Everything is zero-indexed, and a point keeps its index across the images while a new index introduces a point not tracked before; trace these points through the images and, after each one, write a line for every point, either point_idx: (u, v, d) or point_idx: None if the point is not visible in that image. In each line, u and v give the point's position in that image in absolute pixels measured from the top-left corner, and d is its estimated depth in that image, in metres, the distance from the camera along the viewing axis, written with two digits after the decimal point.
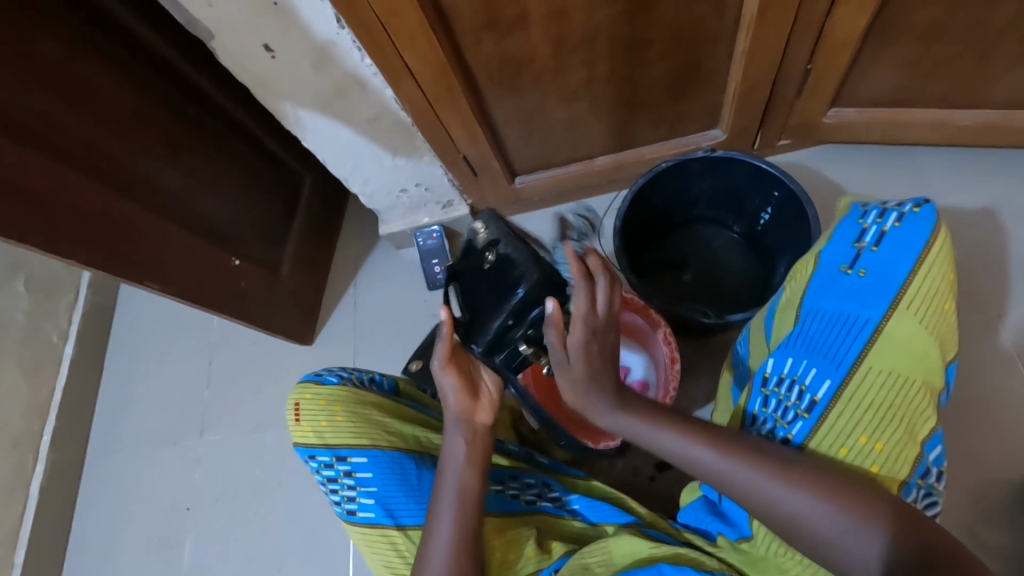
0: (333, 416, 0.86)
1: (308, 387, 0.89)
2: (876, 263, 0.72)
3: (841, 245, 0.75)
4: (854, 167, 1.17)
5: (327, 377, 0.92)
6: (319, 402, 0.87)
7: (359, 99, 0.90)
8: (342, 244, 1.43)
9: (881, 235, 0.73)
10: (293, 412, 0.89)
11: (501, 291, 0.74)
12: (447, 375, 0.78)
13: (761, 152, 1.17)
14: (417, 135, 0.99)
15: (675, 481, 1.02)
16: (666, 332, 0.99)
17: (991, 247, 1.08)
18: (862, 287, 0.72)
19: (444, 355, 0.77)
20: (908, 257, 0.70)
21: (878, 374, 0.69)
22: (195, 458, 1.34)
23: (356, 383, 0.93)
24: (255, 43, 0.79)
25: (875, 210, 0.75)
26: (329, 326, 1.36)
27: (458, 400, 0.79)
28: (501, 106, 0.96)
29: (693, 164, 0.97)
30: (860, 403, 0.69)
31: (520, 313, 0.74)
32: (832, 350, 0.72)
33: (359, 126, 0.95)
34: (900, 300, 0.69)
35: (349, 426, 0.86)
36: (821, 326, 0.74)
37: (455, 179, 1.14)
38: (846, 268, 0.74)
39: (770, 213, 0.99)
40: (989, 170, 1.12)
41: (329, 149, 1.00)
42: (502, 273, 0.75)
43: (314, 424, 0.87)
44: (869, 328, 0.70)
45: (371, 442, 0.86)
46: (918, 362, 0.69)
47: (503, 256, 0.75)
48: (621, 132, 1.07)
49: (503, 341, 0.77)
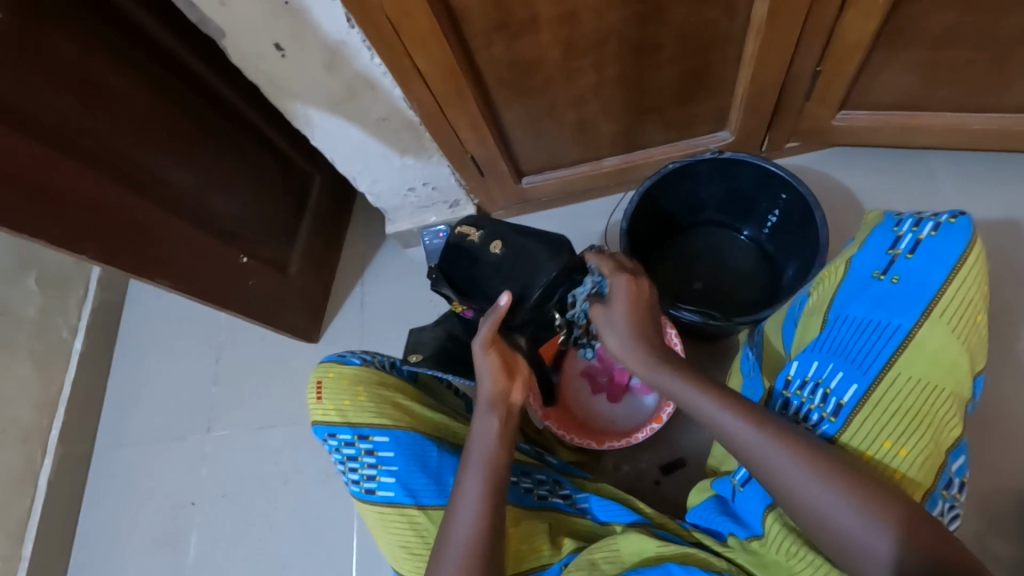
0: (357, 395, 0.89)
1: (332, 367, 0.92)
2: (910, 270, 0.73)
3: (875, 252, 0.76)
4: (864, 171, 1.16)
5: (350, 358, 0.95)
6: (343, 382, 0.90)
7: (369, 100, 0.90)
8: (349, 243, 1.43)
9: (917, 243, 0.73)
10: (315, 390, 0.91)
11: (523, 275, 0.95)
12: (488, 356, 0.81)
13: (769, 155, 1.17)
14: (425, 135, 1.00)
15: (680, 484, 1.01)
16: (672, 332, 0.97)
17: (1001, 253, 1.07)
18: (894, 294, 0.73)
19: (485, 339, 0.81)
20: (943, 265, 0.71)
21: (908, 379, 0.69)
22: (201, 454, 1.35)
23: (379, 366, 0.96)
24: (267, 42, 0.79)
25: (910, 219, 0.76)
26: (335, 325, 1.37)
27: (493, 381, 0.80)
28: (509, 107, 0.96)
29: (703, 166, 0.97)
30: (886, 406, 0.69)
31: (550, 286, 0.94)
32: (859, 353, 0.72)
33: (367, 126, 0.96)
34: (934, 306, 0.70)
35: (372, 405, 0.89)
36: (848, 329, 0.73)
37: (462, 179, 1.14)
38: (879, 274, 0.74)
39: (777, 216, 0.99)
40: (1000, 177, 1.11)
41: (338, 149, 1.01)
42: (516, 259, 0.96)
43: (337, 403, 0.89)
44: (899, 334, 0.70)
45: (393, 421, 0.88)
46: (948, 370, 0.69)
47: (511, 245, 0.97)
48: (629, 134, 1.07)
49: (540, 312, 0.96)
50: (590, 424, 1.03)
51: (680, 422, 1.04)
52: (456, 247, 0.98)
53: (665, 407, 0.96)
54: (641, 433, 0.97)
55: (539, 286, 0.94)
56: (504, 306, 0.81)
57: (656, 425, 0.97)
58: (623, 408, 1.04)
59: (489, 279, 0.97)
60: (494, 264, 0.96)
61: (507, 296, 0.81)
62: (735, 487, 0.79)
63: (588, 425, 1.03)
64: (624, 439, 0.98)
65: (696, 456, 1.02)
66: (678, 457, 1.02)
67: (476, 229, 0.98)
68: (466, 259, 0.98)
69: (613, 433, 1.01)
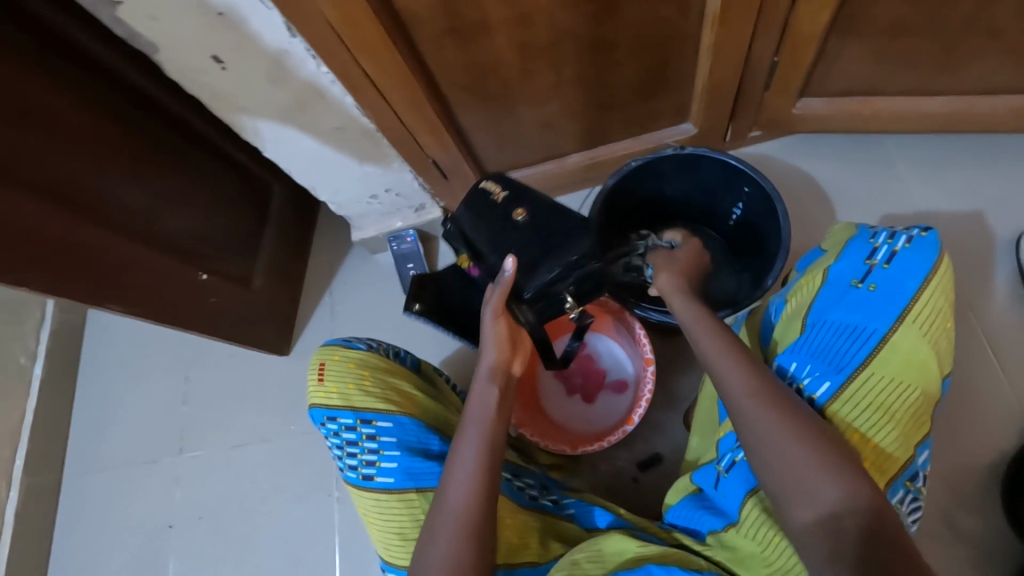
0: (362, 378, 0.84)
1: (337, 349, 0.87)
2: (886, 279, 0.73)
3: (852, 261, 0.76)
4: (825, 157, 1.17)
5: (355, 342, 0.90)
6: (348, 364, 0.85)
7: (322, 110, 0.86)
8: (316, 252, 1.40)
9: (893, 254, 0.74)
10: (316, 372, 0.86)
11: (538, 250, 0.81)
12: (497, 324, 0.80)
13: (732, 145, 1.17)
14: (383, 142, 0.96)
15: (659, 480, 1.02)
16: (640, 333, 1.00)
17: (961, 234, 1.08)
18: (870, 301, 0.73)
19: (497, 306, 0.80)
20: (916, 275, 0.72)
21: (882, 380, 0.70)
22: (175, 475, 1.32)
23: (385, 352, 0.91)
24: (205, 55, 0.76)
25: (885, 231, 0.76)
26: (306, 336, 1.34)
27: (497, 351, 0.81)
28: (466, 109, 0.94)
29: (666, 163, 0.95)
30: (860, 405, 0.70)
31: (567, 268, 0.79)
32: (835, 355, 0.72)
33: (322, 136, 0.92)
34: (908, 313, 0.71)
35: (378, 390, 0.84)
36: (824, 336, 0.74)
37: (425, 183, 1.11)
38: (856, 282, 0.75)
39: (740, 210, 0.96)
40: (957, 158, 1.13)
41: (293, 160, 0.97)
42: (537, 230, 0.82)
43: (339, 386, 0.84)
44: (874, 340, 0.71)
45: (399, 409, 0.84)
46: (919, 371, 0.71)
47: (533, 211, 0.84)
48: (592, 131, 1.06)
49: (547, 295, 0.81)
50: (566, 427, 1.03)
51: (657, 418, 1.04)
52: (476, 201, 0.86)
53: (638, 408, 0.96)
54: (614, 437, 0.97)
55: (556, 265, 0.80)
56: (509, 273, 0.77)
57: (629, 428, 0.96)
58: (598, 409, 1.04)
59: (499, 245, 0.83)
60: (510, 231, 0.83)
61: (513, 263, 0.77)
62: (719, 474, 0.80)
63: (562, 435, 1.01)
64: (597, 443, 0.98)
65: (672, 451, 1.02)
66: (655, 453, 1.03)
67: (502, 187, 0.86)
68: (483, 216, 0.85)
69: (588, 434, 1.02)
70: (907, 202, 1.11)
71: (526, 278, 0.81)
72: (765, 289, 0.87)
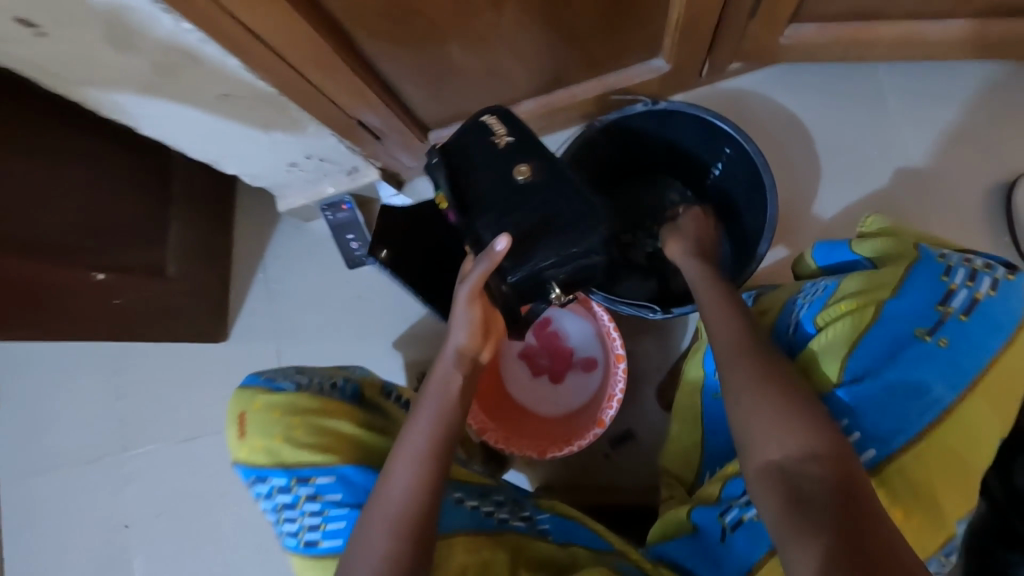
0: (293, 428, 0.66)
1: (258, 395, 0.68)
2: (961, 333, 0.58)
3: (922, 303, 0.60)
4: (810, 89, 1.03)
5: (280, 381, 0.70)
6: (272, 414, 0.66)
7: (196, 77, 0.67)
8: (242, 220, 1.23)
9: (973, 303, 0.59)
10: (238, 423, 0.68)
11: (539, 222, 0.59)
12: (471, 309, 0.65)
13: (709, 79, 1.01)
14: (291, 106, 0.77)
15: (631, 456, 0.98)
16: (610, 327, 0.89)
17: (954, 176, 0.98)
18: (938, 360, 0.58)
19: (474, 290, 0.63)
20: (995, 333, 0.59)
21: (937, 454, 0.56)
22: (122, 476, 1.23)
23: (318, 388, 0.70)
24: (9, 19, 0.55)
25: (962, 269, 0.61)
26: (243, 318, 1.20)
27: (468, 335, 0.66)
28: (389, 58, 0.76)
29: (636, 120, 0.82)
30: (911, 479, 0.56)
31: (564, 259, 0.59)
32: (886, 418, 0.57)
33: (207, 105, 0.73)
34: (978, 381, 0.57)
35: (313, 440, 0.65)
36: (874, 392, 0.58)
37: (354, 146, 0.94)
38: (926, 334, 0.59)
39: (720, 170, 0.84)
40: (953, 87, 1.00)
41: (179, 133, 0.79)
42: (543, 198, 0.60)
43: (265, 440, 0.66)
44: (936, 407, 0.57)
45: (341, 457, 0.65)
46: (975, 447, 0.58)
47: (542, 172, 0.60)
48: (547, 73, 0.88)
49: (535, 287, 0.62)
50: (534, 410, 0.97)
51: (628, 392, 0.99)
52: (470, 136, 0.63)
53: (609, 410, 0.85)
54: (584, 442, 0.86)
55: (552, 252, 0.58)
56: (500, 251, 0.57)
57: (600, 430, 0.86)
58: (567, 389, 0.97)
59: (489, 206, 0.60)
60: (509, 194, 0.60)
61: (506, 244, 0.57)
62: (725, 527, 0.62)
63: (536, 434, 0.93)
64: (567, 448, 0.87)
65: (645, 426, 0.98)
66: (627, 429, 0.99)
67: (507, 129, 0.63)
68: (476, 160, 0.62)
69: (556, 415, 0.96)
70: (895, 140, 1.01)
71: (515, 262, 0.59)
72: (759, 257, 0.76)
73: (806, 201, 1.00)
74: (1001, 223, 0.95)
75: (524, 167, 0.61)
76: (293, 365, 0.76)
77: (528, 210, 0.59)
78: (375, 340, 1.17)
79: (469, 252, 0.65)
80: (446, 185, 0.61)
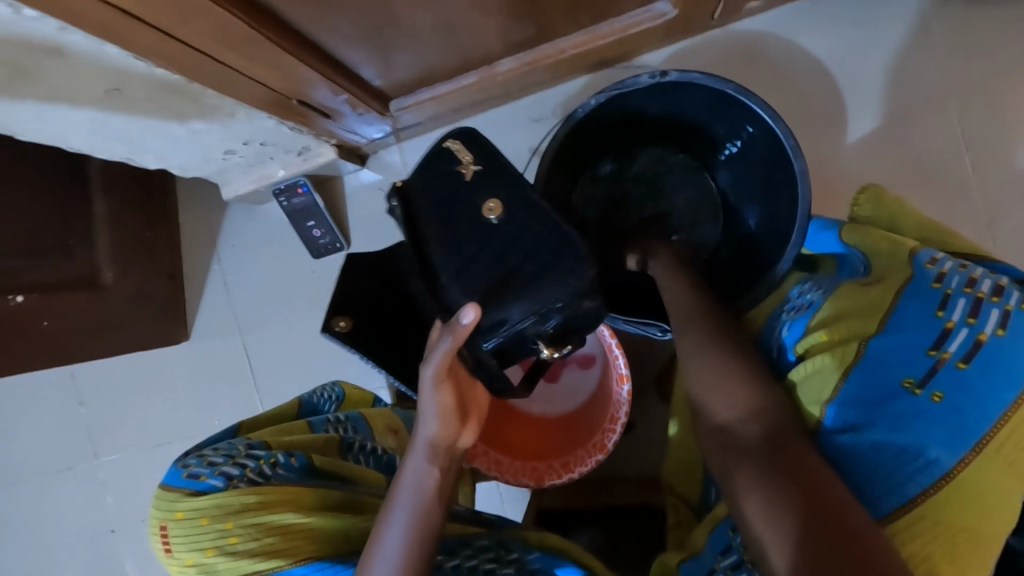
0: (225, 538, 0.49)
1: (178, 501, 0.50)
2: (959, 385, 0.47)
3: (907, 347, 0.50)
4: (839, 29, 0.87)
5: (203, 475, 0.51)
6: (198, 523, 0.49)
7: (58, 71, 0.51)
8: (185, 204, 1.08)
9: (975, 347, 0.48)
10: (158, 537, 0.50)
11: (507, 265, 0.51)
12: (440, 394, 0.52)
13: (720, 20, 0.85)
14: (205, 92, 0.61)
15: (634, 451, 0.92)
16: (610, 344, 0.76)
17: (1002, 126, 0.85)
18: (933, 418, 0.47)
19: (441, 369, 0.51)
20: (1008, 383, 0.47)
21: (941, 526, 0.47)
22: (98, 484, 1.14)
23: (257, 474, 0.53)
24: None
25: (962, 301, 0.50)
26: (202, 316, 1.08)
27: (440, 423, 0.53)
28: (323, 23, 0.59)
29: (638, 94, 0.67)
30: (909, 553, 0.46)
31: (546, 311, 0.50)
32: (869, 481, 0.48)
33: (94, 103, 0.57)
34: (988, 442, 0.46)
35: (256, 546, 0.49)
36: (856, 452, 0.49)
37: (299, 126, 0.78)
38: (912, 384, 0.48)
39: (738, 147, 0.71)
40: (1005, 18, 0.85)
41: (69, 135, 0.63)
42: (513, 234, 0.52)
43: (196, 554, 0.49)
44: (931, 473, 0.47)
45: (294, 559, 0.49)
46: (987, 515, 0.47)
47: (513, 205, 0.52)
48: (526, 24, 0.72)
49: (518, 347, 0.52)
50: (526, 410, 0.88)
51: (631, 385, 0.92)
52: (430, 165, 0.56)
53: (614, 434, 0.77)
54: (585, 468, 0.78)
55: (530, 309, 0.50)
56: (466, 325, 0.49)
57: (602, 456, 0.78)
58: (561, 388, 0.89)
59: (451, 250, 0.54)
60: (472, 230, 0.53)
61: (472, 316, 0.49)
62: None
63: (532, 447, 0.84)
64: (566, 476, 0.79)
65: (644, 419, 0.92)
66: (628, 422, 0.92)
67: (474, 156, 0.54)
68: (437, 193, 0.55)
69: (549, 417, 0.88)
70: (934, 87, 0.86)
71: (490, 322, 0.51)
72: (773, 275, 0.64)
73: (828, 164, 0.88)
74: None
75: (494, 201, 0.53)
76: (225, 441, 0.58)
77: (498, 248, 0.52)
78: None
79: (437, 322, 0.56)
80: (403, 226, 0.55)
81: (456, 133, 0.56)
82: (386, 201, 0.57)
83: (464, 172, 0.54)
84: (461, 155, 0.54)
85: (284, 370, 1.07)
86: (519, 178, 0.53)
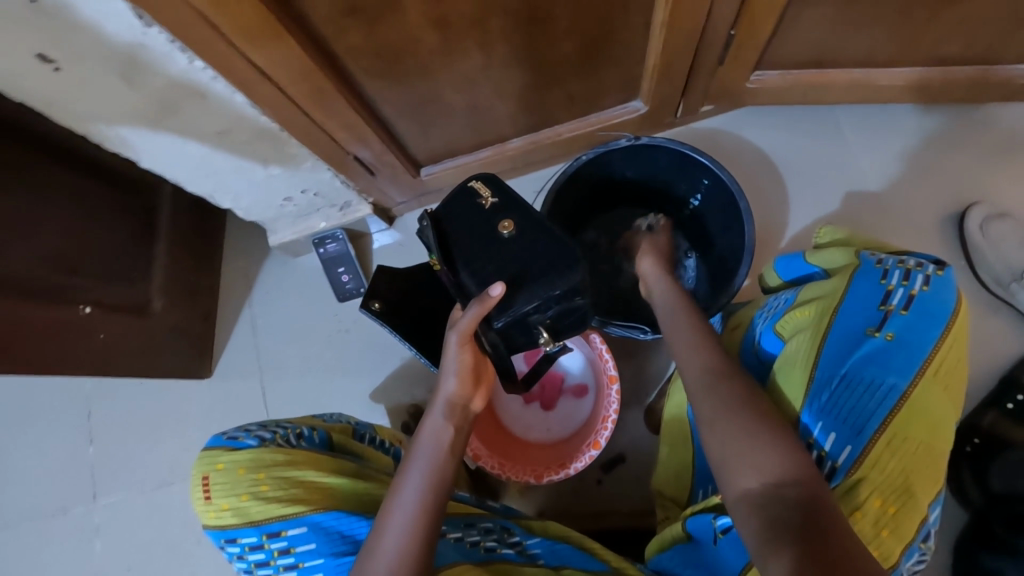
0: (258, 486, 0.62)
1: (220, 455, 0.64)
2: (906, 327, 0.60)
3: (863, 306, 0.62)
4: (775, 130, 1.11)
5: (243, 440, 0.66)
6: (236, 472, 0.62)
7: (197, 111, 0.71)
8: (229, 257, 1.23)
9: (911, 299, 0.61)
10: (200, 489, 0.63)
11: (521, 267, 0.66)
12: (463, 353, 0.66)
13: (682, 119, 1.09)
14: (288, 141, 0.81)
15: (621, 483, 0.97)
16: (603, 350, 0.90)
17: (912, 204, 1.05)
18: (890, 355, 0.59)
19: (463, 334, 0.65)
20: (936, 322, 0.60)
21: (901, 444, 0.57)
22: (91, 527, 1.14)
23: (285, 443, 0.67)
24: (26, 57, 0.59)
25: (897, 270, 0.64)
26: (226, 355, 1.19)
27: (459, 383, 0.67)
28: (385, 97, 0.80)
29: (617, 154, 0.88)
30: (884, 470, 0.56)
31: (548, 301, 0.65)
32: (852, 411, 0.58)
33: (207, 140, 0.77)
34: (929, 366, 0.59)
35: (281, 494, 0.61)
36: (837, 392, 0.60)
37: (347, 181, 0.96)
38: (873, 331, 0.60)
39: (699, 200, 0.90)
40: (904, 126, 1.09)
41: (176, 166, 0.83)
42: (524, 248, 0.67)
43: (232, 500, 0.62)
44: (893, 396, 0.58)
45: (315, 506, 0.61)
46: (940, 435, 0.58)
47: (522, 226, 0.67)
48: (533, 111, 0.94)
49: (524, 333, 0.69)
50: (524, 438, 0.97)
51: (620, 417, 1.00)
52: (459, 201, 0.70)
53: (604, 431, 0.86)
54: (580, 463, 0.86)
55: (535, 296, 0.65)
56: (495, 296, 0.63)
57: (595, 452, 0.86)
58: (556, 417, 0.98)
59: (467, 245, 0.68)
60: (491, 244, 0.67)
61: (500, 288, 0.63)
62: (714, 537, 0.61)
63: (522, 459, 0.94)
64: (562, 472, 0.86)
65: (636, 449, 0.98)
66: (618, 453, 0.99)
67: (492, 193, 0.70)
68: (461, 215, 0.69)
69: (541, 444, 0.96)
70: (855, 174, 1.08)
71: (501, 307, 0.65)
72: (731, 293, 0.80)
73: (778, 227, 1.07)
74: (955, 245, 1.03)
75: (508, 220, 0.68)
76: (258, 422, 0.72)
77: (507, 258, 0.66)
78: (363, 375, 1.15)
79: (458, 306, 0.71)
80: (434, 243, 0.68)
81: (480, 177, 0.72)
82: (421, 221, 0.70)
83: (484, 202, 0.69)
84: (483, 191, 0.70)
85: (295, 408, 1.15)
86: (524, 205, 0.70)
